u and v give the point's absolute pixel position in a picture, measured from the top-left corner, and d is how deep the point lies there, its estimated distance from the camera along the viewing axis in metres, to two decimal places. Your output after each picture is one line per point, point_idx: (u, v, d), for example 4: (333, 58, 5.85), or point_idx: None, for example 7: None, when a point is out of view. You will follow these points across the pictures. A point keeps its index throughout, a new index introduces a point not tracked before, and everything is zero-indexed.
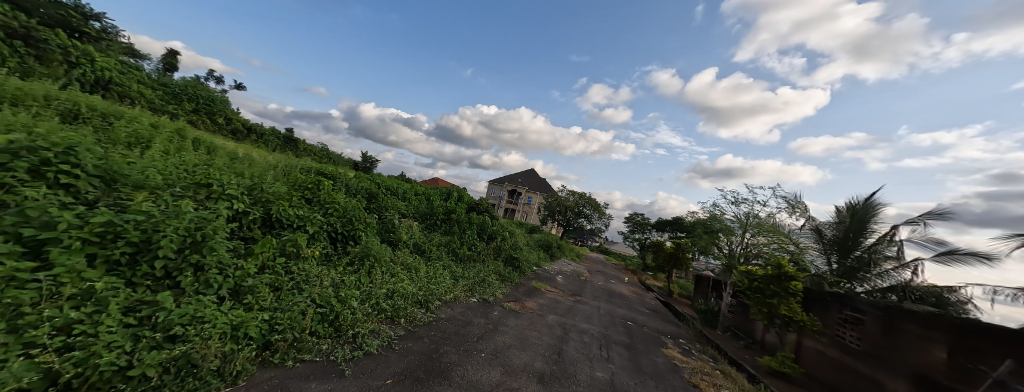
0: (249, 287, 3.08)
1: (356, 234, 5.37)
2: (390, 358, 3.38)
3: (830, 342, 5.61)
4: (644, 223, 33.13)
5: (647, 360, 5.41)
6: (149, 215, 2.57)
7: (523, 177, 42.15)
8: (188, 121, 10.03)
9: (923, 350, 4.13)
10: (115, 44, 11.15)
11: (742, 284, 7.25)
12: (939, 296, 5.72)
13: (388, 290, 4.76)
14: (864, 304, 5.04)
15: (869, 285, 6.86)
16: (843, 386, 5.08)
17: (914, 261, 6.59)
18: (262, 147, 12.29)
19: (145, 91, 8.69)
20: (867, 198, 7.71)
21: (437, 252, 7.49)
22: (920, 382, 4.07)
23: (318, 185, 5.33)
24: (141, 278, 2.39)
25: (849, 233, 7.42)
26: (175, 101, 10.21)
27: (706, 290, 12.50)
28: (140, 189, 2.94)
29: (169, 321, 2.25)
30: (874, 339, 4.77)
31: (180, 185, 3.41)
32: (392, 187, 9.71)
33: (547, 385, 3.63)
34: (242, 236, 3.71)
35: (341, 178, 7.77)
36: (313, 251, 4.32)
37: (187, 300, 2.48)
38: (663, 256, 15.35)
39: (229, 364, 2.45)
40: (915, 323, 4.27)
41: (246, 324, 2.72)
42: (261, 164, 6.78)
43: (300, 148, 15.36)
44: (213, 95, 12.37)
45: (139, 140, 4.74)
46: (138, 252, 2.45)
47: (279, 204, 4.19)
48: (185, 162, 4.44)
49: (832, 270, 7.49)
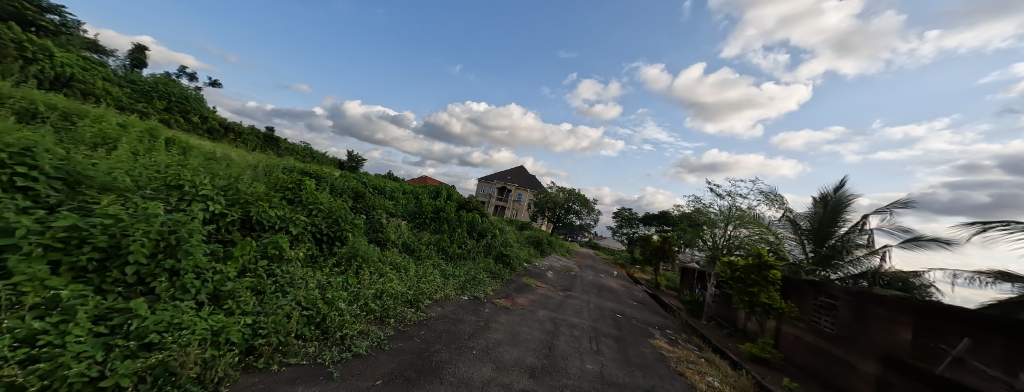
0: (229, 292, 2.97)
1: (343, 235, 5.29)
2: (379, 358, 3.35)
3: (806, 327, 5.87)
4: (631, 218, 33.93)
5: (635, 351, 5.55)
6: (117, 218, 2.46)
7: (512, 174, 42.13)
8: (159, 119, 9.57)
9: (889, 332, 4.39)
10: (75, 38, 10.49)
11: (724, 274, 7.44)
12: (905, 281, 6.04)
13: (376, 290, 4.70)
14: (838, 290, 5.30)
15: (842, 273, 7.22)
16: (820, 369, 5.35)
17: (883, 248, 6.99)
18: (241, 147, 11.84)
19: (109, 88, 8.25)
20: (839, 190, 8.13)
21: (426, 251, 7.45)
22: (888, 363, 4.32)
23: (300, 185, 5.25)
24: (112, 285, 2.30)
25: (824, 223, 7.79)
26: (145, 99, 9.71)
27: (690, 282, 12.89)
28: (108, 192, 2.83)
29: (144, 329, 2.16)
30: (847, 323, 5.04)
31: (149, 187, 3.28)
32: (379, 187, 9.55)
33: (539, 380, 3.68)
34: (220, 239, 3.58)
35: (327, 178, 7.62)
36: (298, 253, 4.23)
37: (163, 306, 2.39)
38: (650, 249, 15.68)
39: (209, 371, 2.36)
40: (883, 307, 4.52)
41: (227, 329, 2.62)
42: (240, 164, 6.58)
43: (281, 147, 14.92)
44: (186, 92, 11.79)
45: (106, 140, 4.53)
46: (107, 258, 2.34)
47: (258, 205, 4.05)
48: (156, 163, 4.28)
49: (808, 258, 7.86)
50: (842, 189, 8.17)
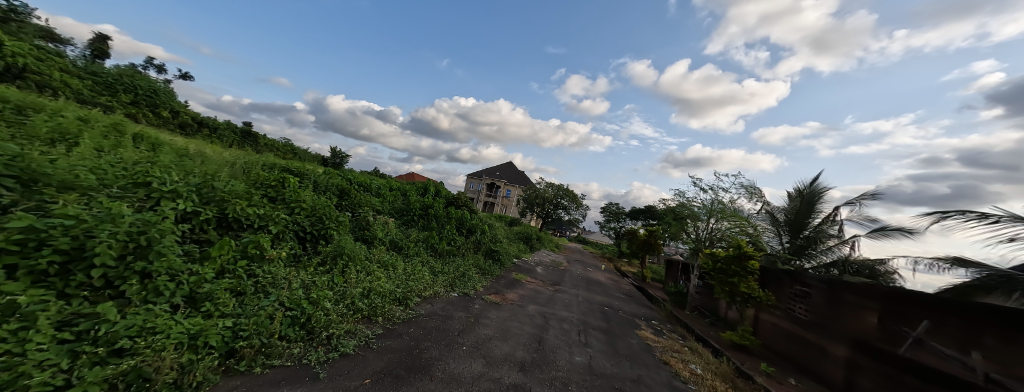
0: (206, 294, 2.84)
1: (327, 234, 5.15)
2: (367, 357, 3.30)
3: (783, 315, 6.14)
4: (619, 212, 34.53)
5: (623, 342, 5.68)
6: (79, 219, 2.30)
7: (500, 170, 42.03)
8: (126, 114, 9.06)
9: (858, 317, 4.65)
10: (28, 26, 9.75)
11: (706, 265, 7.67)
12: (872, 268, 6.39)
13: (363, 289, 4.62)
14: (813, 279, 5.55)
15: (815, 261, 7.58)
16: (795, 355, 5.61)
17: (852, 238, 7.37)
18: (216, 143, 11.36)
19: (68, 80, 7.72)
20: (814, 183, 8.48)
21: (415, 248, 7.37)
22: (857, 346, 4.57)
23: (282, 183, 5.11)
24: (76, 289, 2.16)
25: (799, 215, 8.10)
26: (108, 92, 9.16)
27: (675, 274, 13.22)
28: (69, 191, 2.66)
29: (114, 334, 2.05)
30: (820, 310, 5.29)
31: (115, 185, 3.10)
32: (365, 183, 9.35)
33: (529, 373, 3.72)
34: (195, 239, 3.43)
35: (309, 175, 7.42)
36: (280, 252, 4.10)
37: (134, 310, 2.28)
38: (637, 243, 15.98)
39: (187, 376, 2.25)
40: (853, 294, 4.77)
41: (205, 332, 2.52)
42: (216, 162, 6.30)
43: (260, 143, 14.39)
44: (155, 85, 11.16)
45: (65, 135, 4.25)
46: (71, 261, 2.20)
47: (235, 203, 3.88)
48: (123, 160, 4.05)
49: (784, 249, 8.19)
50: (815, 182, 8.53)
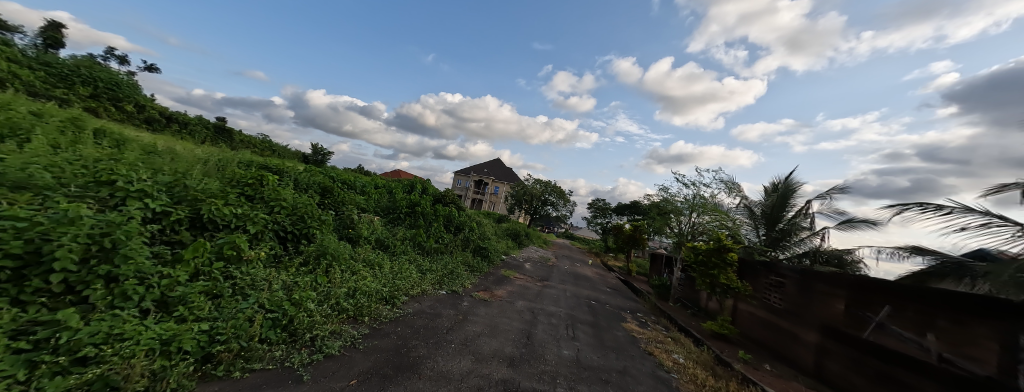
0: (178, 297, 2.70)
1: (310, 233, 4.99)
2: (353, 358, 3.24)
3: (759, 304, 6.40)
4: (604, 207, 35.05)
5: (609, 335, 5.80)
6: (34, 221, 2.17)
7: (487, 167, 41.84)
8: (85, 108, 8.49)
9: (827, 304, 4.90)
10: None
11: (688, 258, 7.91)
12: (840, 258, 6.76)
13: (348, 289, 4.52)
14: (787, 270, 5.80)
15: (789, 252, 7.97)
16: (771, 342, 5.87)
17: (823, 229, 7.76)
18: (187, 139, 10.81)
19: (18, 71, 7.16)
20: (788, 178, 8.86)
21: (401, 246, 7.26)
22: (826, 331, 4.82)
23: (260, 180, 4.93)
24: (32, 295, 2.03)
25: (774, 208, 8.41)
26: (65, 85, 8.55)
27: (660, 268, 13.56)
28: (22, 190, 2.51)
29: (77, 341, 1.92)
30: (793, 299, 5.55)
31: (75, 184, 2.91)
32: (349, 181, 9.13)
33: (518, 368, 3.75)
34: (166, 240, 3.26)
35: (290, 173, 7.17)
36: (259, 253, 3.95)
37: (98, 316, 2.13)
38: (622, 238, 16.28)
39: (159, 383, 2.10)
40: (822, 283, 5.02)
41: (180, 337, 2.37)
42: (188, 159, 6.00)
43: (236, 139, 13.79)
44: (118, 77, 10.50)
45: (16, 131, 3.95)
46: (25, 266, 2.08)
47: (210, 202, 3.70)
48: (83, 157, 3.80)
49: (760, 241, 8.53)
50: (789, 177, 8.90)
